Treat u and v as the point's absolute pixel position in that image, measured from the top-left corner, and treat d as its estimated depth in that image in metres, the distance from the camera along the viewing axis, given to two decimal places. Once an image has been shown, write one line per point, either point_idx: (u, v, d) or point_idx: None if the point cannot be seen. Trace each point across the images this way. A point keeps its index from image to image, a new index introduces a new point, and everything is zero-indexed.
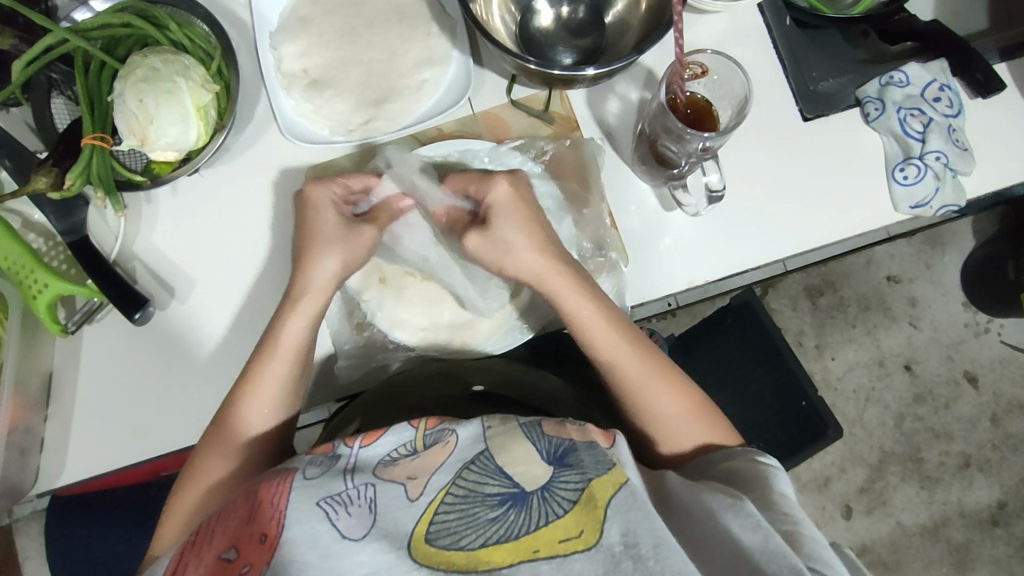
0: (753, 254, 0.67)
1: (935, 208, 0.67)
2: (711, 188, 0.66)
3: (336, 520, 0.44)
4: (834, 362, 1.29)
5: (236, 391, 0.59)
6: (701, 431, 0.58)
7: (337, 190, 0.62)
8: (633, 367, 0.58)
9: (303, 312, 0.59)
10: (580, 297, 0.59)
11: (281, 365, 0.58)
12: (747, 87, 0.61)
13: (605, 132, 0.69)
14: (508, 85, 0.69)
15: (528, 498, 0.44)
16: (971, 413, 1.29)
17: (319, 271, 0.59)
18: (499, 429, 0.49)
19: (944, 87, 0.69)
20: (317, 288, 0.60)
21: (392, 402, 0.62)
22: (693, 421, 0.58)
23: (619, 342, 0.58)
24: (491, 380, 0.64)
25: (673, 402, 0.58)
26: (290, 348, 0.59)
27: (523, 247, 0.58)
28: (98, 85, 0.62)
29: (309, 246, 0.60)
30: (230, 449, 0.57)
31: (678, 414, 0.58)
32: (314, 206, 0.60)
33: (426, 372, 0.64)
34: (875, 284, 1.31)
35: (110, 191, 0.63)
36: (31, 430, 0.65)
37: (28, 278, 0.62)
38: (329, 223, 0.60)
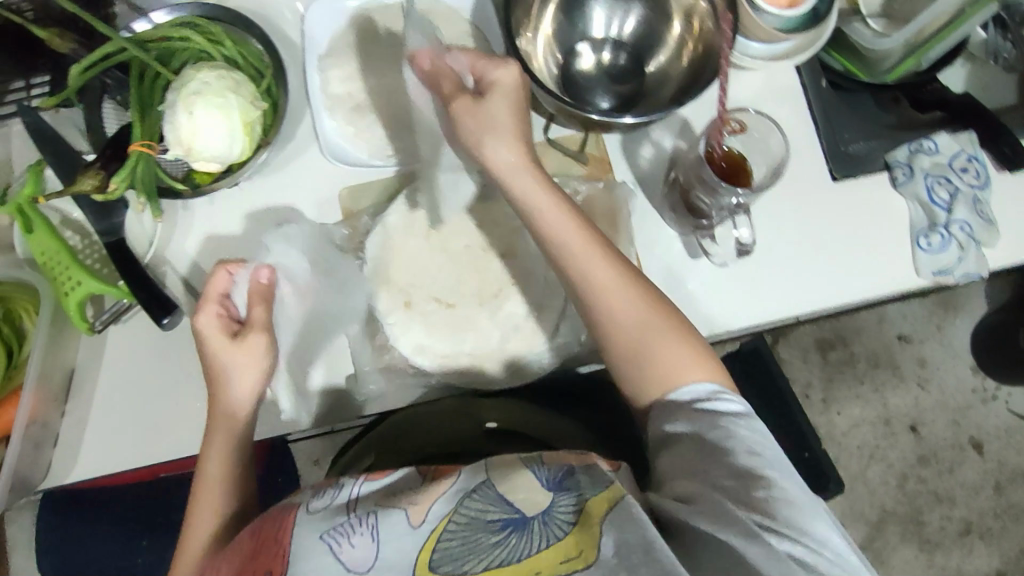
0: (777, 308, 0.68)
1: (958, 276, 0.68)
2: (741, 242, 0.67)
3: (340, 553, 0.45)
4: (839, 417, 1.30)
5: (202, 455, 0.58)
6: (671, 344, 0.55)
7: (213, 309, 0.57)
8: (623, 301, 0.56)
9: (244, 393, 0.57)
10: (558, 220, 0.57)
11: (229, 421, 0.57)
12: (784, 147, 0.62)
13: (636, 178, 0.70)
14: (546, 124, 0.70)
15: (528, 522, 0.45)
16: (974, 479, 1.30)
17: (235, 398, 0.57)
18: (503, 459, 0.49)
19: (971, 158, 0.71)
20: (235, 413, 0.57)
21: (405, 439, 0.67)
22: (678, 345, 0.55)
23: (605, 272, 0.56)
24: (504, 419, 0.67)
25: (648, 324, 0.55)
26: (231, 437, 0.57)
27: (499, 126, 0.58)
28: (151, 94, 0.64)
29: (214, 379, 0.57)
30: (202, 531, 0.56)
31: (660, 347, 0.54)
32: (206, 341, 0.57)
33: (439, 407, 0.67)
34: (885, 342, 1.33)
35: (151, 197, 0.63)
36: (49, 425, 0.65)
37: (63, 274, 0.63)
38: (217, 353, 0.56)
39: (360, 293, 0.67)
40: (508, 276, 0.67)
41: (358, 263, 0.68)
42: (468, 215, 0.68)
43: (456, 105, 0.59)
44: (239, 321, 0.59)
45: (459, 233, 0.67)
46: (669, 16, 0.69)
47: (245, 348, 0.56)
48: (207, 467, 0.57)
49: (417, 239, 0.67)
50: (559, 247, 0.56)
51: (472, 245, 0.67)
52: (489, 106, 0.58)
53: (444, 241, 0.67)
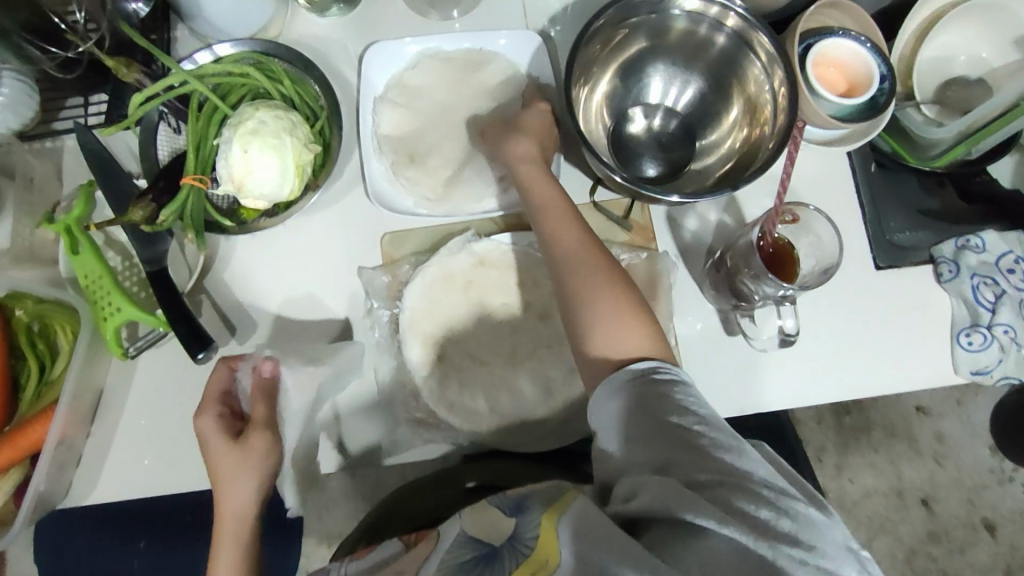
0: (812, 395, 0.67)
1: (996, 377, 0.68)
2: (786, 332, 0.65)
3: None
4: (851, 485, 1.28)
5: (214, 560, 0.55)
6: (640, 334, 0.53)
7: (212, 413, 0.57)
8: (572, 243, 0.57)
9: (241, 487, 0.56)
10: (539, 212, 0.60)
11: (234, 517, 0.56)
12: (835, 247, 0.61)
13: (679, 249, 0.69)
14: (593, 186, 0.70)
15: (499, 554, 0.47)
16: (984, 561, 1.28)
17: (238, 496, 0.56)
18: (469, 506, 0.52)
19: (1019, 259, 0.71)
20: (241, 511, 0.56)
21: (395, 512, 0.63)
22: (624, 313, 0.53)
23: (569, 229, 0.58)
24: (488, 477, 0.63)
25: (602, 276, 0.55)
26: (242, 517, 0.56)
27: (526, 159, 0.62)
28: (206, 128, 0.64)
29: (216, 481, 0.56)
30: None
31: (604, 299, 0.54)
32: (207, 444, 0.57)
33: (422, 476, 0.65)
34: (903, 412, 1.31)
35: (198, 233, 0.64)
36: (73, 446, 0.65)
37: (103, 299, 0.63)
38: (220, 454, 0.56)
39: (393, 342, 0.67)
40: (542, 337, 0.67)
41: (394, 311, 0.68)
42: (508, 272, 0.68)
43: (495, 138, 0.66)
44: (241, 418, 0.59)
45: (498, 289, 0.68)
46: (730, 97, 0.69)
47: (246, 450, 0.56)
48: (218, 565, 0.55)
49: (456, 294, 0.67)
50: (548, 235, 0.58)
51: (508, 303, 0.68)
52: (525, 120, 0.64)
53: (480, 295, 0.68)
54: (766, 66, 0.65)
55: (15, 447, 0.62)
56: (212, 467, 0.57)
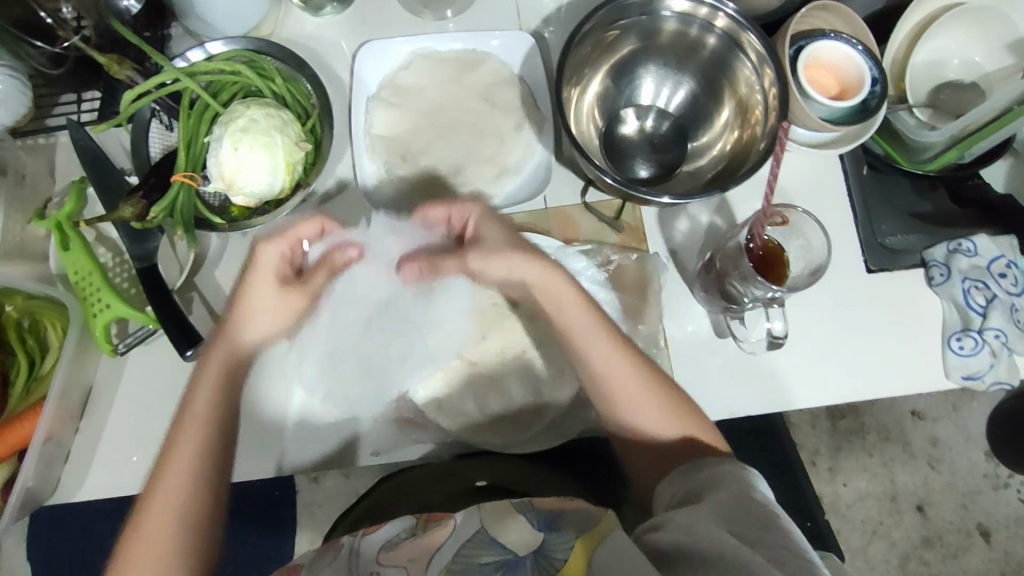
0: (801, 397, 0.67)
1: (988, 382, 0.67)
2: (775, 334, 0.65)
3: None
4: (845, 489, 1.28)
5: (179, 420, 0.55)
6: (653, 408, 0.58)
7: (281, 248, 0.57)
8: (617, 379, 0.58)
9: (221, 370, 0.57)
10: (562, 299, 0.60)
11: (211, 385, 0.56)
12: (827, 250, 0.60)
13: (670, 250, 0.69)
14: (584, 187, 0.70)
15: (522, 562, 0.50)
16: (978, 567, 1.27)
17: (241, 350, 0.58)
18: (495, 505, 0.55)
19: (1010, 264, 0.70)
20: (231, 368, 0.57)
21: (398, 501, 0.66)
22: (655, 397, 0.58)
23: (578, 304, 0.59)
24: (495, 475, 0.65)
25: (632, 369, 0.58)
26: (201, 415, 0.55)
27: (500, 246, 0.60)
28: (198, 125, 0.64)
29: (236, 315, 0.57)
30: (156, 516, 0.52)
31: (630, 381, 0.58)
32: (260, 271, 0.57)
33: (428, 473, 0.67)
34: (898, 417, 1.31)
35: (188, 229, 0.63)
36: (62, 442, 0.65)
37: (93, 295, 0.63)
38: (263, 298, 0.57)
39: None
40: (533, 337, 0.67)
41: None
42: None
43: (439, 266, 0.60)
44: (296, 268, 0.59)
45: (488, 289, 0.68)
46: (721, 98, 0.69)
47: (298, 292, 0.58)
48: (165, 483, 0.53)
49: None
50: (572, 330, 0.59)
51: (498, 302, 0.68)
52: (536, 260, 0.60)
53: None
54: (756, 66, 0.65)
55: (4, 445, 0.63)
56: (224, 328, 0.57)
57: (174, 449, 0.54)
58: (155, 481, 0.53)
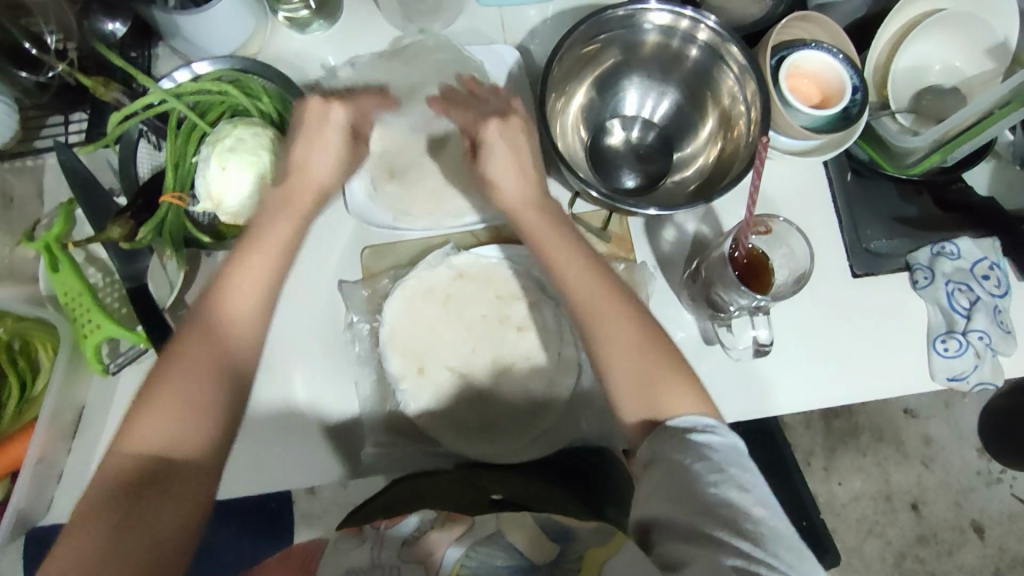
0: (790, 402, 0.67)
1: (972, 383, 0.68)
2: (759, 341, 0.66)
3: None
4: (840, 488, 1.29)
5: (213, 295, 0.54)
6: (618, 326, 0.54)
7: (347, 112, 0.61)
8: (585, 294, 0.56)
9: (269, 260, 0.56)
10: (538, 218, 0.60)
11: (268, 261, 0.56)
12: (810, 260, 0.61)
13: (657, 259, 0.70)
14: (571, 198, 0.71)
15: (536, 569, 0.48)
16: (972, 563, 1.28)
17: (298, 194, 0.59)
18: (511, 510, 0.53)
19: (993, 265, 0.71)
20: (281, 221, 0.58)
21: (404, 502, 0.59)
22: (627, 330, 0.54)
23: (549, 234, 0.59)
24: (512, 492, 0.60)
25: (586, 278, 0.56)
26: (282, 235, 0.57)
27: (496, 179, 0.61)
28: (186, 145, 0.64)
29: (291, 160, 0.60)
30: (217, 328, 0.52)
31: (592, 300, 0.56)
32: (319, 118, 0.60)
33: (438, 484, 0.62)
34: (891, 416, 1.32)
35: (177, 249, 0.64)
36: (55, 462, 0.65)
37: (84, 316, 0.64)
38: (332, 145, 0.60)
39: (374, 354, 0.68)
40: (523, 349, 0.68)
41: (374, 324, 0.68)
42: (487, 284, 0.69)
43: (474, 167, 0.63)
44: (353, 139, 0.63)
45: (477, 301, 0.69)
46: (705, 108, 0.70)
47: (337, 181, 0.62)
48: (230, 300, 0.53)
49: (434, 309, 0.68)
50: (544, 251, 0.59)
51: (488, 314, 0.68)
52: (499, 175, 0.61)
53: (459, 307, 0.68)
54: (739, 77, 0.66)
55: None
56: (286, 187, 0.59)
57: (205, 329, 0.52)
58: (181, 346, 0.51)
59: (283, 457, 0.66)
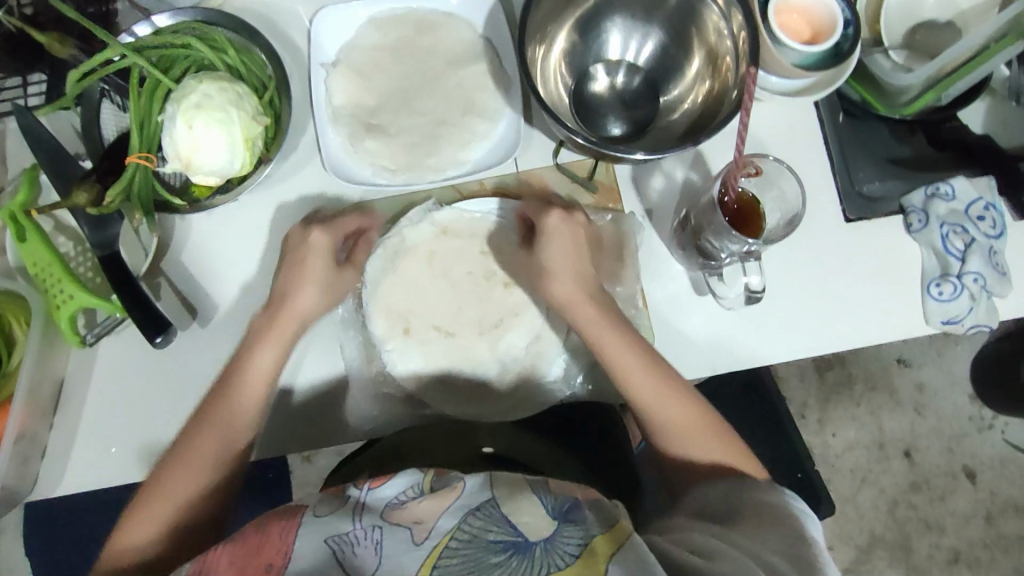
0: (783, 350, 0.66)
1: (967, 327, 0.67)
2: (752, 289, 0.64)
3: (343, 559, 0.47)
4: (834, 439, 1.30)
5: (224, 384, 0.60)
6: (705, 436, 0.60)
7: (332, 237, 0.63)
8: (635, 370, 0.60)
9: (274, 355, 0.61)
10: (566, 261, 0.62)
11: (275, 354, 0.61)
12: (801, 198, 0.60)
13: (645, 208, 0.68)
14: (556, 148, 0.68)
15: (532, 547, 0.47)
16: (964, 507, 1.30)
17: (306, 294, 0.62)
18: (505, 482, 0.52)
19: (988, 206, 0.69)
20: (293, 311, 0.62)
21: (402, 455, 0.64)
22: (688, 434, 0.60)
23: (588, 309, 0.61)
24: (502, 445, 0.65)
25: (666, 400, 0.60)
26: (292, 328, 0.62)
27: (555, 270, 0.61)
28: (150, 104, 0.61)
29: (295, 274, 0.62)
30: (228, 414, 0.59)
31: (659, 408, 0.60)
32: (311, 250, 0.62)
33: (432, 431, 0.65)
34: (885, 366, 1.32)
35: (147, 213, 0.62)
36: (36, 438, 0.64)
37: (54, 286, 0.61)
38: (319, 267, 0.63)
39: (357, 316, 0.66)
40: (510, 306, 0.66)
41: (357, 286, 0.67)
42: (470, 240, 0.67)
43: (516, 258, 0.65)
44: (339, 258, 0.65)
45: (461, 259, 0.67)
46: (690, 47, 0.67)
47: (341, 278, 0.64)
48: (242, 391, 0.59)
49: (417, 268, 0.66)
50: (609, 360, 0.60)
51: (473, 271, 0.67)
52: (551, 249, 0.62)
53: (442, 267, 0.67)
54: (724, 12, 0.63)
55: None
56: (297, 258, 0.63)
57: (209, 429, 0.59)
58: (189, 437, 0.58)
59: (269, 426, 0.64)
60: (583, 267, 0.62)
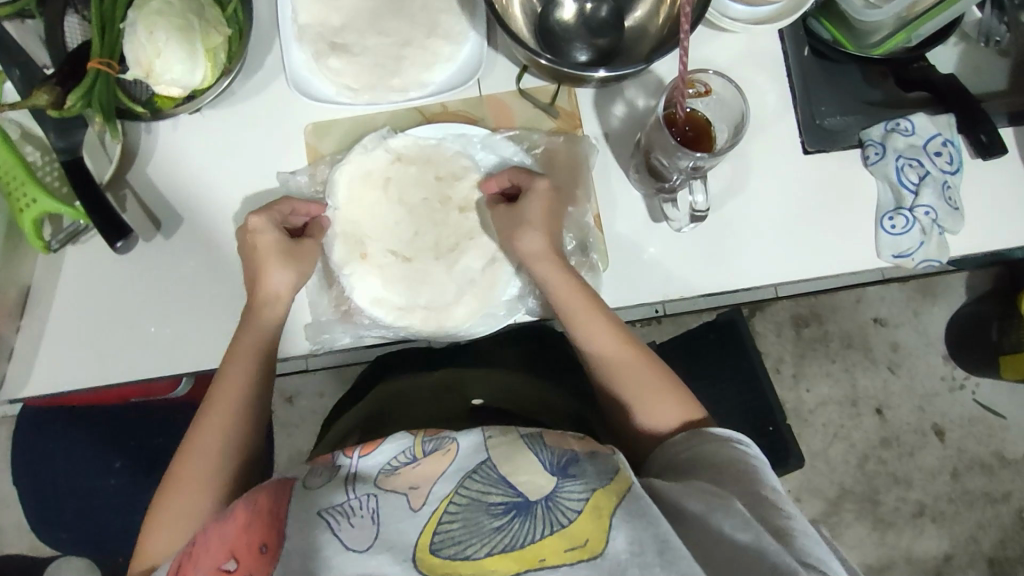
0: (735, 275, 0.67)
1: (917, 261, 0.68)
2: (696, 208, 0.64)
3: (338, 530, 0.47)
4: (808, 394, 1.32)
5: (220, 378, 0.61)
6: (657, 387, 0.61)
7: (271, 218, 0.63)
8: (598, 325, 0.62)
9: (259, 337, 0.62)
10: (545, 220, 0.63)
11: (262, 334, 0.63)
12: (743, 106, 0.60)
13: (604, 133, 0.69)
14: (519, 73, 0.69)
15: (532, 505, 0.45)
16: (932, 464, 1.32)
17: (274, 279, 0.62)
18: (500, 439, 0.51)
19: (946, 142, 0.70)
20: (266, 294, 0.63)
21: (392, 414, 0.69)
22: (658, 386, 0.61)
23: (556, 267, 0.62)
24: (489, 395, 0.70)
25: (612, 341, 0.62)
26: (278, 294, 0.63)
27: (534, 223, 0.62)
28: (113, 11, 0.62)
29: (256, 263, 0.63)
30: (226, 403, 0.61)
31: (617, 355, 0.62)
32: (259, 238, 0.63)
33: (422, 390, 0.71)
34: (860, 324, 1.34)
35: (109, 119, 0.63)
36: (2, 340, 0.66)
37: (18, 190, 0.62)
38: (271, 243, 0.63)
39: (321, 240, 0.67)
40: (468, 228, 0.67)
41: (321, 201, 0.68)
42: (430, 162, 0.68)
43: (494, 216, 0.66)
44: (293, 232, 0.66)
45: (418, 183, 0.67)
46: None
47: (301, 250, 0.64)
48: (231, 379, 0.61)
49: (375, 188, 0.67)
50: (566, 311, 0.62)
51: (429, 196, 0.67)
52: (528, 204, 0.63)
53: (402, 189, 0.67)
54: None
55: None
56: (251, 247, 0.63)
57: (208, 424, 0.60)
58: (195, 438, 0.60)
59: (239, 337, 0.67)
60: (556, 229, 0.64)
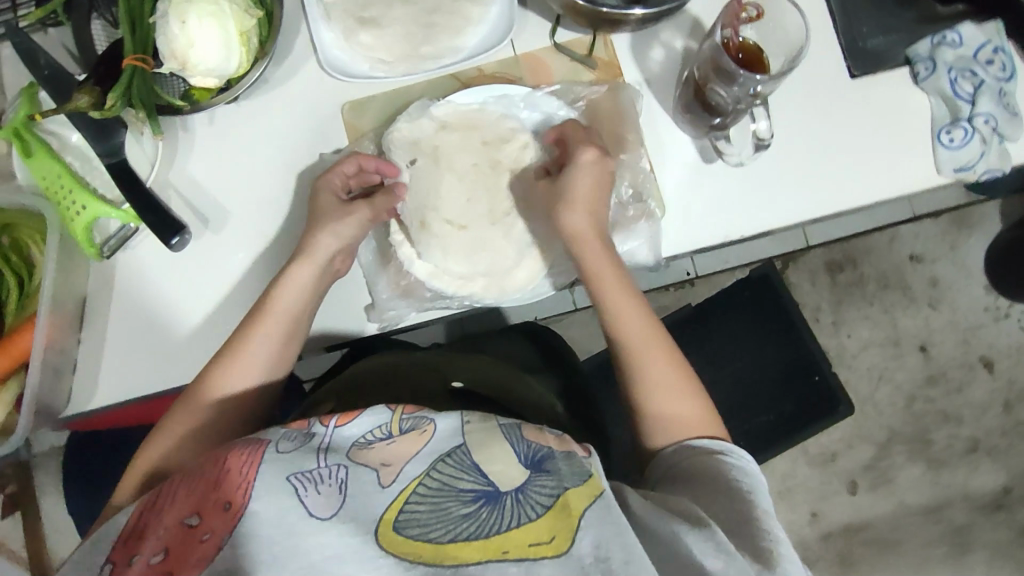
0: (793, 209, 0.66)
1: (980, 172, 0.66)
2: (759, 135, 0.65)
3: (304, 497, 0.43)
4: (850, 339, 1.30)
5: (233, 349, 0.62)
6: (668, 381, 0.61)
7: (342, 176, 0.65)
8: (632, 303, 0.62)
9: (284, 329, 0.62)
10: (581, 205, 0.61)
11: (302, 298, 0.63)
12: (802, 32, 0.60)
13: (645, 78, 0.67)
14: (552, 27, 0.67)
15: (501, 497, 0.44)
16: (982, 398, 1.30)
17: (320, 242, 0.62)
18: (478, 425, 0.48)
19: (997, 49, 0.68)
20: (312, 255, 0.62)
21: (372, 386, 0.67)
22: (673, 380, 0.61)
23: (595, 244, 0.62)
24: (470, 379, 0.67)
25: (640, 316, 0.62)
26: (322, 259, 0.63)
27: (578, 202, 0.61)
28: (141, 6, 0.61)
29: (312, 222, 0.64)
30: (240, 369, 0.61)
31: (639, 327, 0.62)
32: (324, 198, 0.64)
33: (411, 361, 0.69)
34: (897, 262, 1.31)
35: (151, 116, 0.62)
36: (65, 352, 0.65)
37: (66, 199, 0.62)
38: (330, 202, 0.64)
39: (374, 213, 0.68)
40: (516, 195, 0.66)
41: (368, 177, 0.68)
42: (472, 130, 0.66)
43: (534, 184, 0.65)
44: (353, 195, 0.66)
45: (464, 149, 0.66)
46: None
47: (354, 211, 0.64)
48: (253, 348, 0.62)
49: (418, 160, 0.66)
50: (596, 273, 0.62)
51: (478, 162, 0.66)
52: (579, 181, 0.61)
53: (446, 160, 0.66)
54: None
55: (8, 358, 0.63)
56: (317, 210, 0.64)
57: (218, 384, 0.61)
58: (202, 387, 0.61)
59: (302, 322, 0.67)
60: (596, 202, 0.62)
